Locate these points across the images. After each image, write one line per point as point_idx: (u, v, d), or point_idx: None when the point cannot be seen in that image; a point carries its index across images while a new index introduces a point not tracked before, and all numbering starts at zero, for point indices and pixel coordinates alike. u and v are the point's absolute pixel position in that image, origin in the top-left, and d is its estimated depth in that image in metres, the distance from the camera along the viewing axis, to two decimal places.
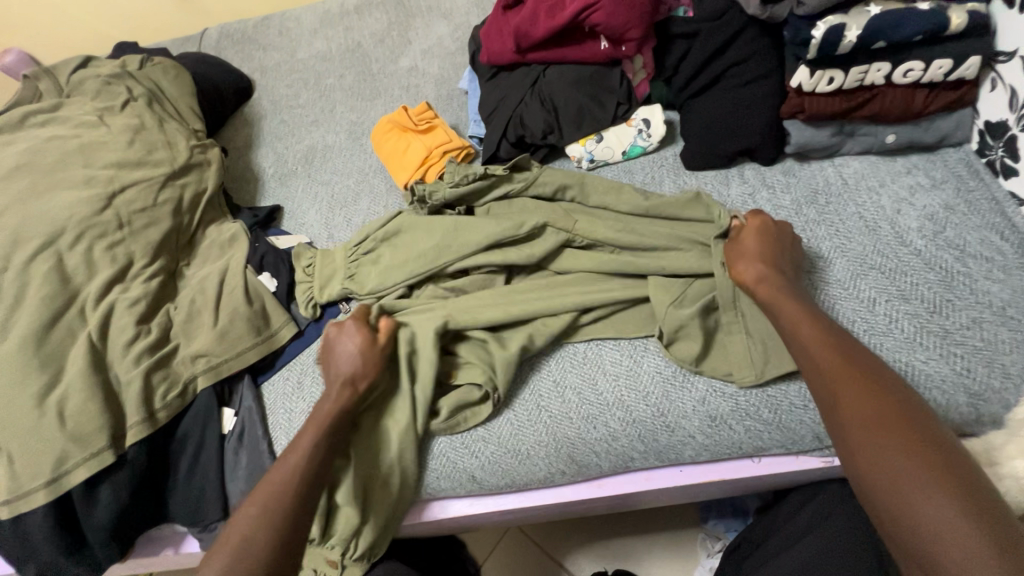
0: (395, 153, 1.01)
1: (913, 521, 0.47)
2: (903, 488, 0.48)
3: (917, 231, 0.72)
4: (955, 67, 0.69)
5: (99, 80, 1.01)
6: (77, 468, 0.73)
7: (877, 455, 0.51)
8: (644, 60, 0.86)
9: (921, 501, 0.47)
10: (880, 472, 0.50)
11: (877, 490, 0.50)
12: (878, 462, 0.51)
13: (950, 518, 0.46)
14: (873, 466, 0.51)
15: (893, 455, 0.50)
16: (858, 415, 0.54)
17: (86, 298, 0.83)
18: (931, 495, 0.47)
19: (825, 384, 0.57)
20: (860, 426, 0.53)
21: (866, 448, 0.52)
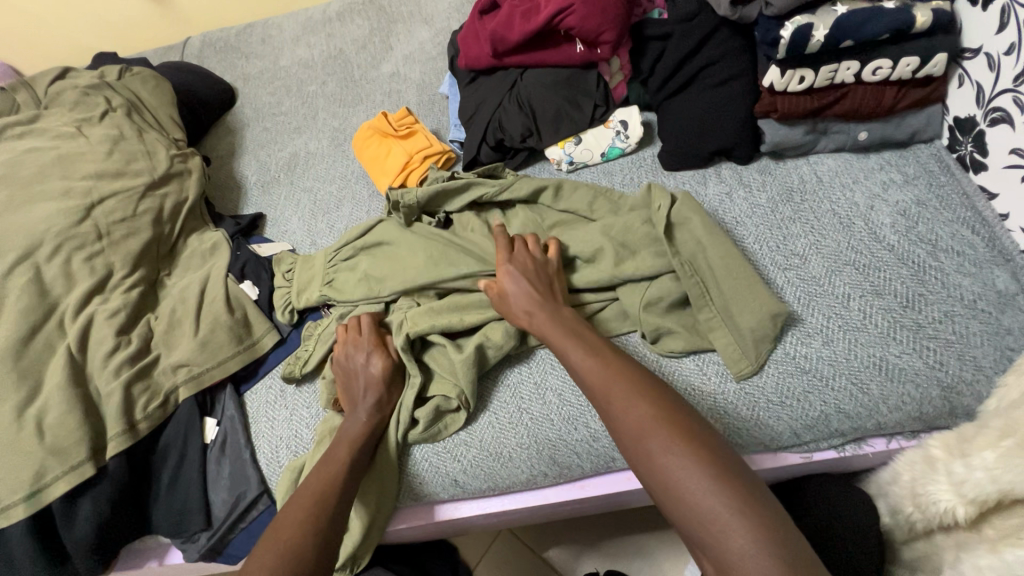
0: (376, 158, 1.01)
1: (691, 512, 0.47)
2: (680, 485, 0.48)
3: (890, 227, 0.72)
4: (922, 64, 0.70)
5: (77, 91, 1.00)
6: (56, 481, 0.72)
7: (650, 452, 0.51)
8: (620, 61, 0.87)
9: (696, 492, 0.47)
10: (657, 466, 0.50)
11: (660, 488, 0.50)
12: (653, 456, 0.51)
13: (701, 490, 0.47)
14: (653, 463, 0.50)
15: (664, 448, 0.50)
16: (630, 416, 0.54)
17: (65, 309, 0.83)
18: (706, 484, 0.47)
19: (599, 393, 0.57)
20: (636, 423, 0.53)
21: (642, 446, 0.52)
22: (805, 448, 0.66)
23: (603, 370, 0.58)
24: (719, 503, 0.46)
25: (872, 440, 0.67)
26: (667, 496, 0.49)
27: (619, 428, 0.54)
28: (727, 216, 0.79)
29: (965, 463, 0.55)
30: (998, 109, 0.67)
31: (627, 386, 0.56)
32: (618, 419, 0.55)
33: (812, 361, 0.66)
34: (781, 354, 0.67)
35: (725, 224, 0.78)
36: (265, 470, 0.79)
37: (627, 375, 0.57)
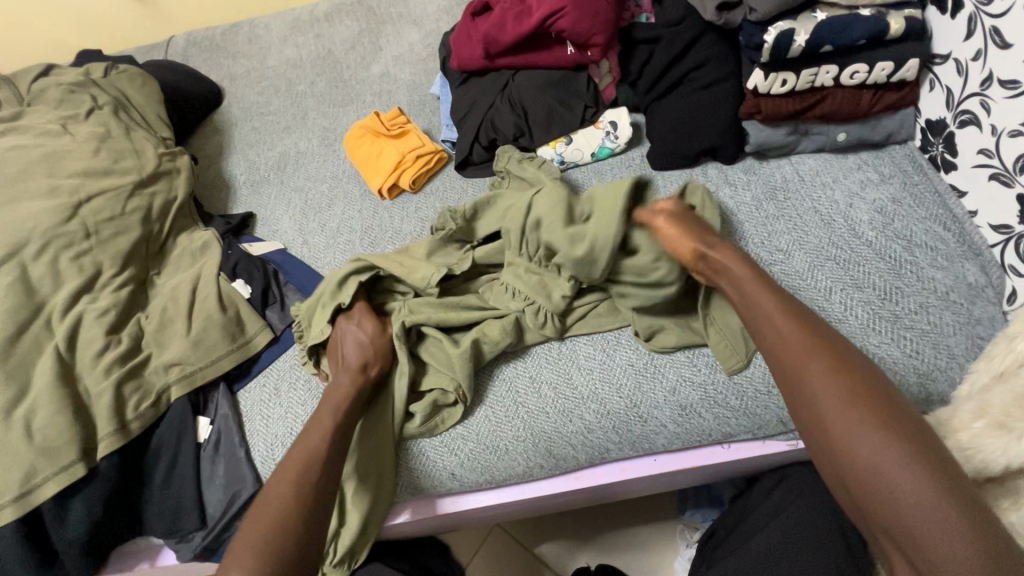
0: (368, 158, 1.01)
1: (884, 499, 0.46)
2: (874, 470, 0.47)
3: (869, 224, 0.76)
4: (897, 69, 0.74)
5: (62, 88, 0.99)
6: (46, 483, 0.71)
7: (839, 431, 0.49)
8: (610, 64, 0.89)
9: (894, 475, 0.46)
10: (849, 450, 0.48)
11: (849, 477, 0.48)
12: (841, 437, 0.49)
13: (920, 490, 0.44)
14: (839, 444, 0.49)
15: (852, 430, 0.49)
16: (824, 393, 0.52)
17: (52, 309, 0.82)
18: (901, 467, 0.46)
19: (788, 359, 0.56)
20: (828, 403, 0.51)
21: (828, 425, 0.50)
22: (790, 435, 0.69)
23: (795, 341, 0.56)
24: (921, 487, 0.44)
25: None
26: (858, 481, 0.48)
27: (807, 405, 0.53)
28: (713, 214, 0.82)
29: (939, 442, 0.56)
30: (967, 112, 0.70)
31: (827, 363, 0.53)
32: (808, 395, 0.53)
33: None
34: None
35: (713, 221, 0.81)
36: (260, 468, 0.79)
37: (817, 347, 0.55)
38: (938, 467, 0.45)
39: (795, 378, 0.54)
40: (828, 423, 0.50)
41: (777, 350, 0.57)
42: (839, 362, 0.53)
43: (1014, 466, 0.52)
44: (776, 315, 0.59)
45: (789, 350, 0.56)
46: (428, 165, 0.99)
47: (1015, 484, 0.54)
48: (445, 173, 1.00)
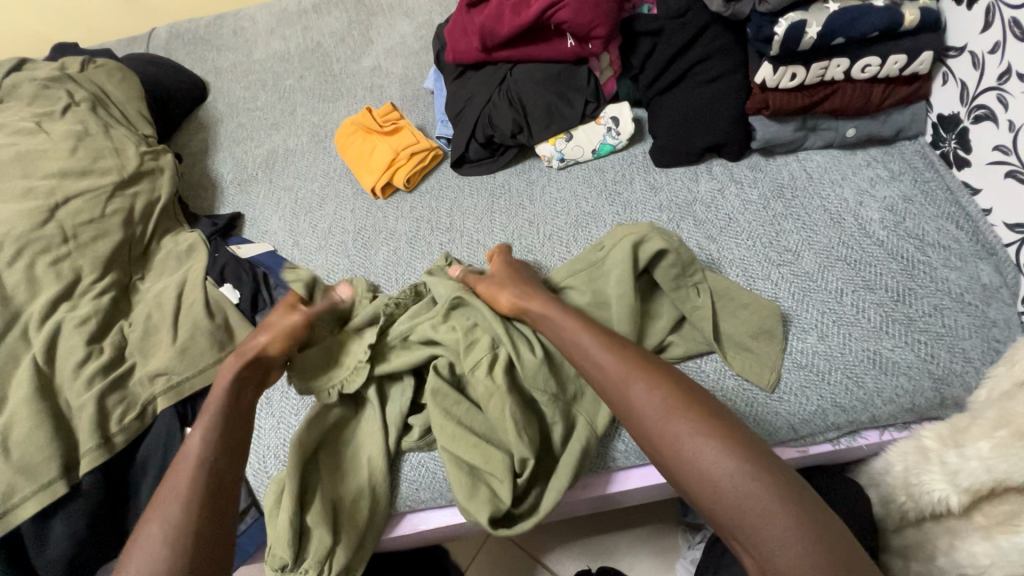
0: (360, 156, 0.98)
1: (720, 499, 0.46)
2: (703, 471, 0.47)
3: (879, 222, 0.74)
4: (910, 62, 0.71)
5: (35, 84, 0.94)
6: (25, 502, 0.68)
7: (669, 439, 0.50)
8: (610, 57, 0.86)
9: (717, 469, 0.47)
10: (681, 454, 0.49)
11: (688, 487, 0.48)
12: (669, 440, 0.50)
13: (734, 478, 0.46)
14: (673, 451, 0.49)
15: (680, 432, 0.49)
16: (649, 402, 0.52)
17: (30, 317, 0.78)
18: (724, 460, 0.47)
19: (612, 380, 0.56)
20: (653, 416, 0.51)
21: (655, 430, 0.51)
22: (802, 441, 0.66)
23: (617, 363, 0.56)
24: (748, 480, 0.45)
25: (866, 432, 0.67)
26: (692, 487, 0.48)
27: (635, 420, 0.53)
28: (720, 214, 0.79)
29: (959, 453, 0.55)
30: (982, 107, 0.68)
31: (644, 380, 0.53)
32: (635, 408, 0.53)
33: (808, 356, 0.67)
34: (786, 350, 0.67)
35: (718, 222, 0.78)
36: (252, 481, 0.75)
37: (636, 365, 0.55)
38: (760, 460, 0.47)
39: (620, 396, 0.54)
40: (662, 431, 0.50)
41: (596, 374, 0.57)
42: (658, 373, 0.54)
43: None
44: (590, 341, 0.59)
45: (611, 376, 0.56)
46: (422, 163, 0.95)
47: None
48: (440, 172, 0.97)
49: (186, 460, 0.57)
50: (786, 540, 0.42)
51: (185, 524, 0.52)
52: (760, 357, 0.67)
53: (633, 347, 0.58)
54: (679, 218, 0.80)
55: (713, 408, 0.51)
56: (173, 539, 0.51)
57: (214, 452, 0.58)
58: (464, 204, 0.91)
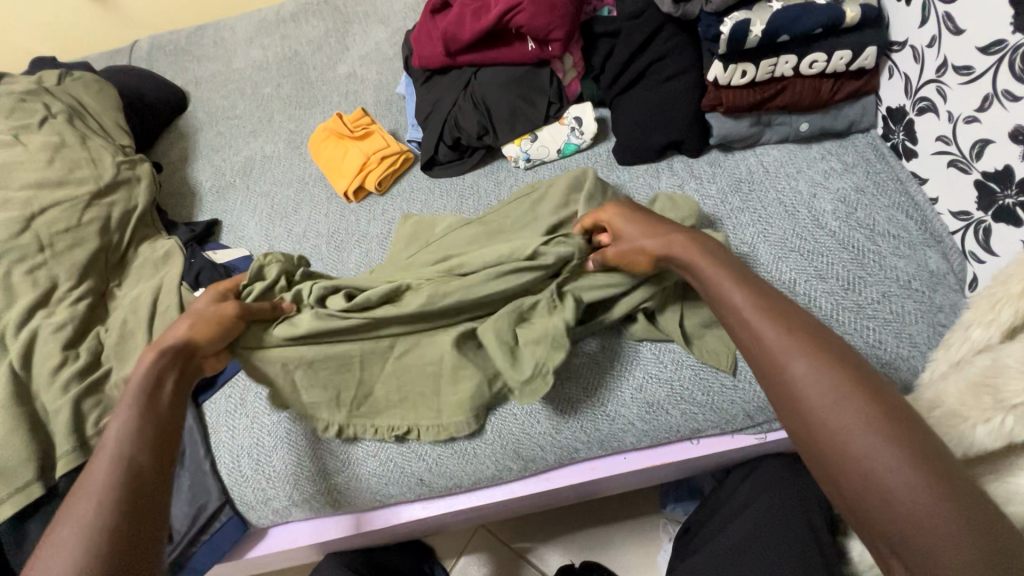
0: (333, 160, 1.00)
1: (882, 501, 0.39)
2: (868, 462, 0.40)
3: (831, 214, 0.75)
4: (855, 57, 0.73)
5: (13, 97, 0.96)
6: (2, 504, 0.69)
7: (847, 441, 0.41)
8: (573, 58, 0.88)
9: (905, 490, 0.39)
10: (856, 457, 0.41)
11: (866, 499, 0.40)
12: (843, 441, 0.41)
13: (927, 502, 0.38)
14: (825, 426, 0.43)
15: (841, 411, 0.42)
16: (796, 367, 0.45)
17: (6, 325, 0.80)
18: (890, 453, 0.40)
19: (764, 355, 0.48)
20: (823, 403, 0.43)
21: (802, 394, 0.44)
22: (760, 428, 0.71)
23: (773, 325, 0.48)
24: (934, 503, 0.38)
25: None
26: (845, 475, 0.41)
27: (782, 382, 0.46)
28: None
29: None
30: (925, 99, 0.70)
31: (797, 342, 0.46)
32: (776, 365, 0.47)
33: None
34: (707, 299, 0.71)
35: None
36: (226, 479, 0.77)
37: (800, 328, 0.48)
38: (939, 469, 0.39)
39: (767, 358, 0.47)
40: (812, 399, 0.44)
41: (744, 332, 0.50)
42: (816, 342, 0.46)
43: (973, 454, 0.52)
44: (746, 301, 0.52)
45: (764, 341, 0.48)
46: (393, 167, 0.97)
47: (974, 473, 0.54)
48: (411, 174, 0.99)
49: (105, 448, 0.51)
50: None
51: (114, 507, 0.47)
52: (716, 349, 0.70)
53: (792, 307, 0.50)
54: None
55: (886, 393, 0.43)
56: (93, 532, 0.45)
57: (143, 447, 0.52)
58: (435, 204, 0.93)
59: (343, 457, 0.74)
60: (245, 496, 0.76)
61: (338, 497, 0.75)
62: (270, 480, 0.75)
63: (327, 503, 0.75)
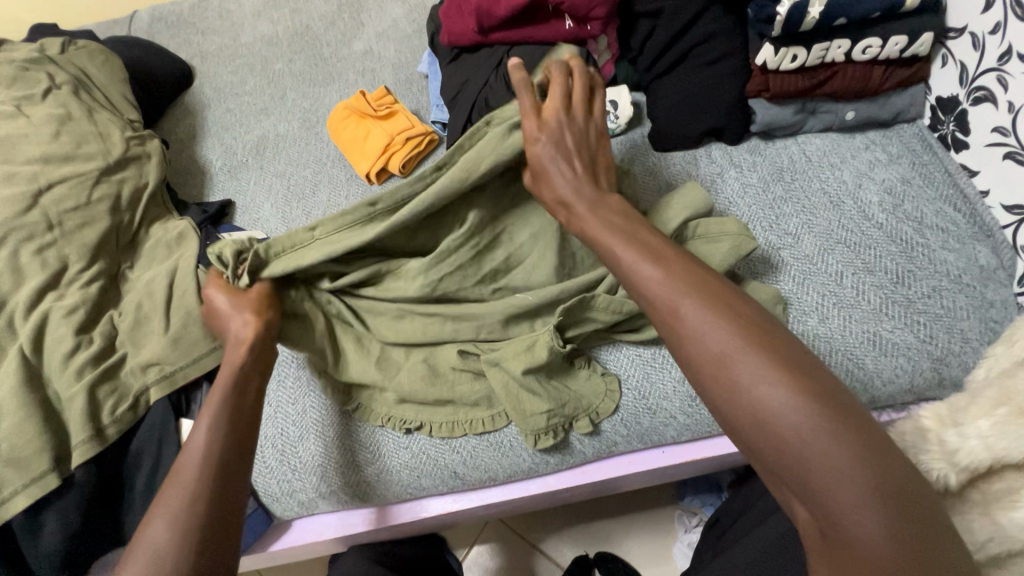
0: (354, 141, 0.96)
1: (777, 443, 0.40)
2: (781, 430, 0.40)
3: (878, 205, 0.74)
4: (910, 43, 0.71)
5: (14, 66, 0.90)
6: (16, 495, 0.66)
7: (728, 378, 0.43)
8: (608, 40, 0.85)
9: (790, 427, 0.39)
10: (742, 397, 0.42)
11: (753, 436, 0.41)
12: (727, 380, 0.42)
13: (812, 434, 0.39)
14: (734, 393, 0.42)
15: (754, 381, 0.41)
16: (700, 333, 0.45)
17: (14, 308, 0.76)
18: (792, 414, 0.40)
19: (657, 306, 0.48)
20: (717, 351, 0.43)
21: (675, 321, 0.46)
22: None
23: (679, 291, 0.47)
24: (819, 437, 0.39)
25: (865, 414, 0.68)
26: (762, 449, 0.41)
27: (692, 349, 0.45)
28: (719, 197, 0.79)
29: (958, 432, 0.55)
30: (982, 88, 0.68)
31: (700, 305, 0.46)
32: (682, 334, 0.46)
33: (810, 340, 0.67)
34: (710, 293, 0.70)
35: (719, 205, 0.78)
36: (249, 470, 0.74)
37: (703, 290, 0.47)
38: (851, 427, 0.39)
39: (674, 327, 0.46)
40: (726, 368, 0.43)
41: (653, 302, 0.48)
42: (721, 302, 0.46)
43: None
44: (650, 266, 0.50)
45: (651, 293, 0.49)
46: (417, 149, 0.93)
47: None
48: (436, 157, 0.95)
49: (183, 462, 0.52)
50: (853, 507, 0.37)
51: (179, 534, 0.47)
52: None
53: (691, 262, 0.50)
54: None
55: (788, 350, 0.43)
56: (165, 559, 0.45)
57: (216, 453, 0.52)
58: None
59: (371, 448, 0.72)
60: (269, 488, 0.73)
61: (366, 489, 0.72)
62: (297, 471, 0.72)
63: (354, 496, 0.73)
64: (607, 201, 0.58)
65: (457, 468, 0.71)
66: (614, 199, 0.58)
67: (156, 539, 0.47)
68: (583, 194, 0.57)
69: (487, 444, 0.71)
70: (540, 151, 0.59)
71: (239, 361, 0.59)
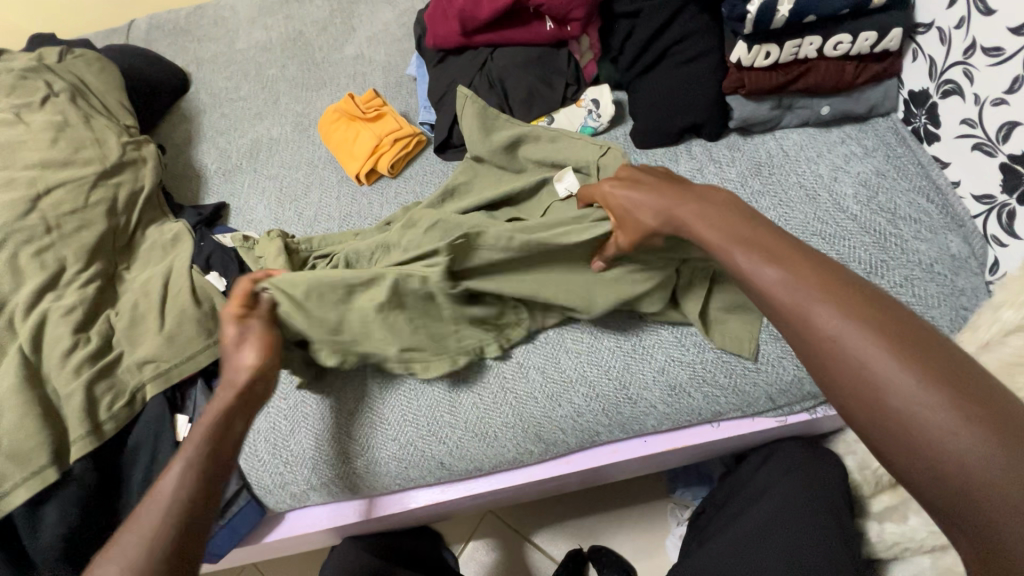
0: (344, 143, 0.98)
1: (921, 454, 0.35)
2: (954, 460, 0.34)
3: (853, 197, 0.75)
4: (880, 39, 0.73)
5: (13, 75, 0.93)
6: (17, 488, 0.68)
7: (866, 380, 0.38)
8: (589, 40, 0.88)
9: (943, 435, 0.35)
10: (882, 397, 0.37)
11: (897, 447, 0.37)
12: (864, 380, 0.38)
13: (973, 443, 0.33)
14: (893, 417, 0.36)
15: (912, 399, 0.36)
16: (846, 343, 0.39)
17: (14, 308, 0.78)
18: (966, 442, 0.34)
19: (775, 296, 0.44)
20: (845, 343, 0.39)
21: (794, 316, 0.43)
22: (780, 411, 0.72)
23: (810, 292, 0.42)
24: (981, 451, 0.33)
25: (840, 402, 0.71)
26: (925, 479, 0.36)
27: (824, 357, 0.40)
28: None
29: None
30: (950, 81, 0.70)
31: (840, 309, 0.40)
32: (819, 342, 0.40)
33: None
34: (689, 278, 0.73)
35: None
36: (242, 464, 0.76)
37: (835, 289, 0.42)
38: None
39: (814, 336, 0.41)
40: (868, 377, 0.38)
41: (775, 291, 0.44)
42: (859, 302, 0.41)
43: None
44: (776, 268, 0.45)
45: (765, 283, 0.45)
46: (406, 149, 0.96)
47: None
48: (424, 158, 0.98)
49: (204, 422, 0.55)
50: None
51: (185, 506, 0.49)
52: (741, 335, 0.70)
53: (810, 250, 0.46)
54: None
55: (956, 360, 0.37)
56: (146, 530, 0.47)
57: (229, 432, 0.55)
58: None
59: (360, 441, 0.74)
60: (262, 480, 0.75)
61: (356, 481, 0.74)
62: (288, 464, 0.75)
63: (344, 487, 0.75)
64: (710, 201, 0.54)
65: (443, 458, 0.73)
66: (720, 196, 0.54)
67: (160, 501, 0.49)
68: (675, 201, 0.56)
69: (471, 435, 0.72)
70: (634, 195, 0.60)
71: (226, 404, 0.57)
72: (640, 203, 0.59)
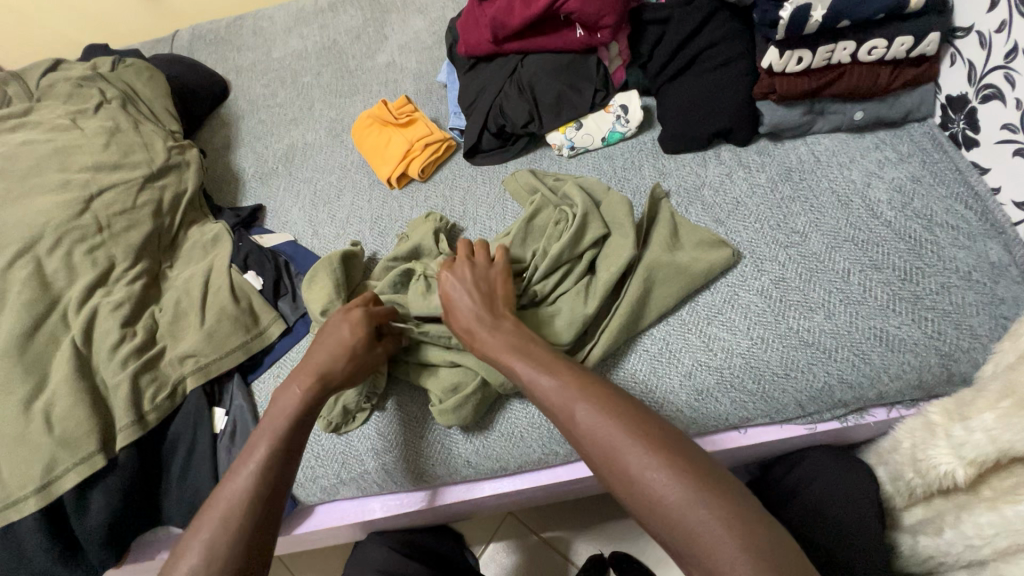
0: (376, 147, 1.01)
1: (669, 521, 0.46)
2: (664, 502, 0.46)
3: (887, 203, 0.74)
4: (916, 44, 0.72)
5: (70, 84, 0.99)
6: (68, 473, 0.72)
7: (620, 466, 0.49)
8: (619, 46, 0.88)
9: (673, 502, 0.46)
10: (631, 479, 0.48)
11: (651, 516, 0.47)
12: (622, 466, 0.49)
13: (690, 504, 0.45)
14: (641, 493, 0.48)
15: (644, 471, 0.48)
16: (597, 436, 0.51)
17: (68, 303, 0.82)
18: (672, 489, 0.46)
19: (558, 404, 0.55)
20: (605, 443, 0.50)
21: (571, 423, 0.53)
22: (810, 418, 0.69)
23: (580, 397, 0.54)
24: (693, 509, 0.45)
25: (874, 409, 0.70)
26: (667, 533, 0.46)
27: (588, 445, 0.52)
28: (727, 197, 0.80)
29: (964, 425, 0.59)
30: (990, 86, 0.69)
31: (581, 395, 0.54)
32: (587, 444, 0.52)
33: (815, 335, 0.68)
34: (721, 281, 0.74)
35: (726, 205, 0.80)
36: None
37: (599, 395, 0.54)
38: (724, 491, 0.46)
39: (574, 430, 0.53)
40: (618, 463, 0.49)
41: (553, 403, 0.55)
42: (605, 399, 0.53)
43: None
44: (539, 371, 0.57)
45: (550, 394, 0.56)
46: (436, 154, 0.98)
47: None
48: (453, 162, 0.99)
49: (277, 417, 0.62)
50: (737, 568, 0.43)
51: (262, 493, 0.56)
52: (775, 339, 0.69)
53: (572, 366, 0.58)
54: (688, 203, 0.81)
55: (660, 429, 0.51)
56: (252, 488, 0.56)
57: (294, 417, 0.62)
58: (478, 192, 0.94)
59: (388, 439, 0.76)
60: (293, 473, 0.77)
61: (384, 476, 0.76)
62: (320, 458, 0.77)
63: (372, 483, 0.77)
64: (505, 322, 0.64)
65: (470, 458, 0.74)
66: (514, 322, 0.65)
67: (248, 476, 0.57)
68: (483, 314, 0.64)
69: (501, 438, 0.74)
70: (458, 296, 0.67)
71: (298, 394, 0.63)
72: (456, 303, 0.67)
